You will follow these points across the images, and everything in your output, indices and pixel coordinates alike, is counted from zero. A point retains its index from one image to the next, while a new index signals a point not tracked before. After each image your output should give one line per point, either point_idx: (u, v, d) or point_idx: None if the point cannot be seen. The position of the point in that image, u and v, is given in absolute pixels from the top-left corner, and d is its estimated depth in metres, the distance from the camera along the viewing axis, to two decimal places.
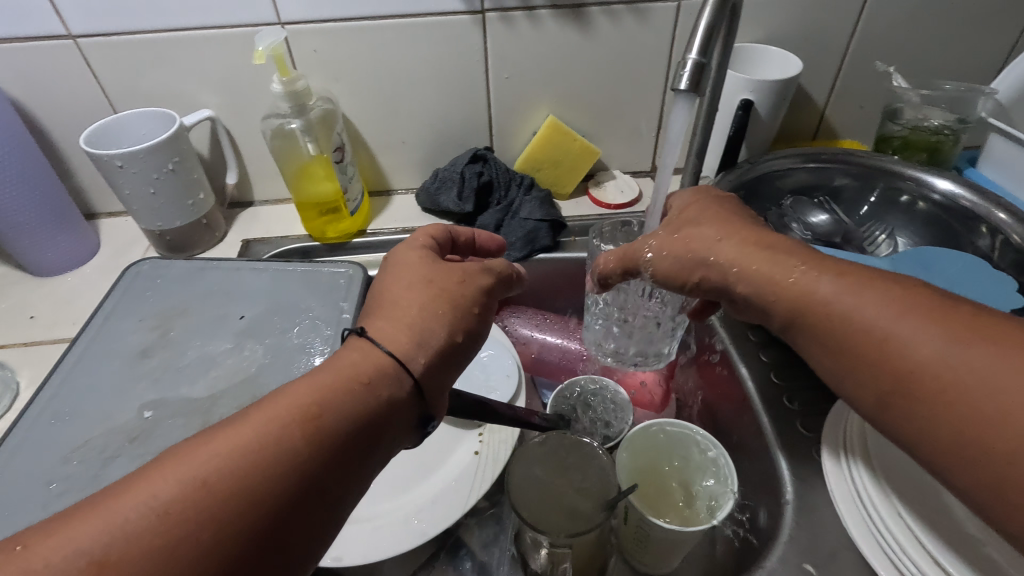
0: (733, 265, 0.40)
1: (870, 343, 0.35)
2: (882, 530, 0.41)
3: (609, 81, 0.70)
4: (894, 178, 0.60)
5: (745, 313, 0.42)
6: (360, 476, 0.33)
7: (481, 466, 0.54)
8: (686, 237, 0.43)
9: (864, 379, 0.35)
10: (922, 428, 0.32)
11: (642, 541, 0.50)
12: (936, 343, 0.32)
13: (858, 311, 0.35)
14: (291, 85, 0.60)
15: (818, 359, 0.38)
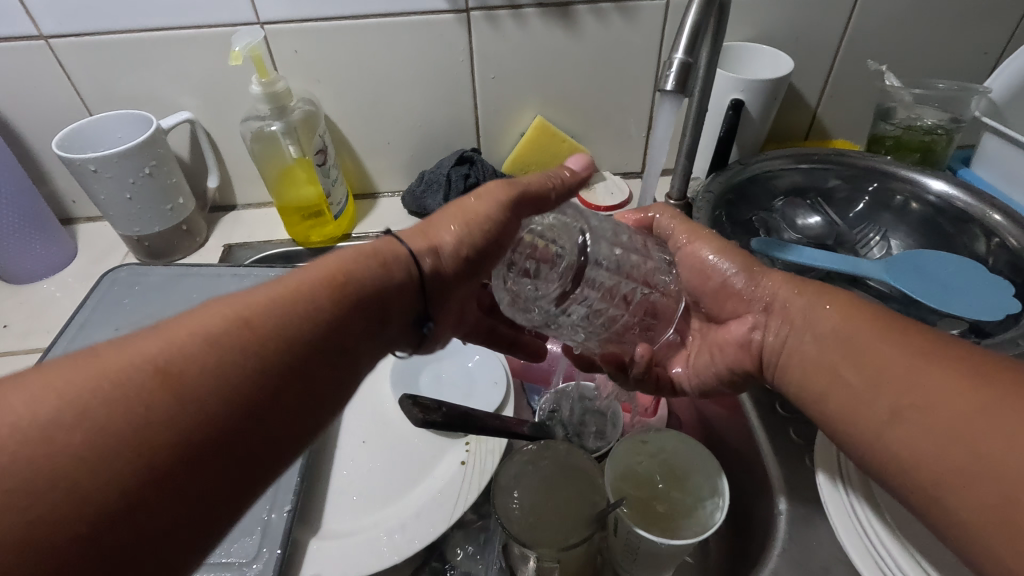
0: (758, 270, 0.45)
1: (890, 364, 0.35)
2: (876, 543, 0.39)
3: (597, 81, 0.69)
4: (888, 180, 0.58)
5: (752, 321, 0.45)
6: (371, 349, 0.34)
7: (467, 477, 0.53)
8: (697, 241, 0.48)
9: (877, 396, 0.34)
10: (904, 454, 0.32)
11: (631, 554, 0.48)
12: (928, 372, 0.32)
13: (867, 339, 0.36)
14: (269, 86, 0.59)
15: (817, 384, 0.38)
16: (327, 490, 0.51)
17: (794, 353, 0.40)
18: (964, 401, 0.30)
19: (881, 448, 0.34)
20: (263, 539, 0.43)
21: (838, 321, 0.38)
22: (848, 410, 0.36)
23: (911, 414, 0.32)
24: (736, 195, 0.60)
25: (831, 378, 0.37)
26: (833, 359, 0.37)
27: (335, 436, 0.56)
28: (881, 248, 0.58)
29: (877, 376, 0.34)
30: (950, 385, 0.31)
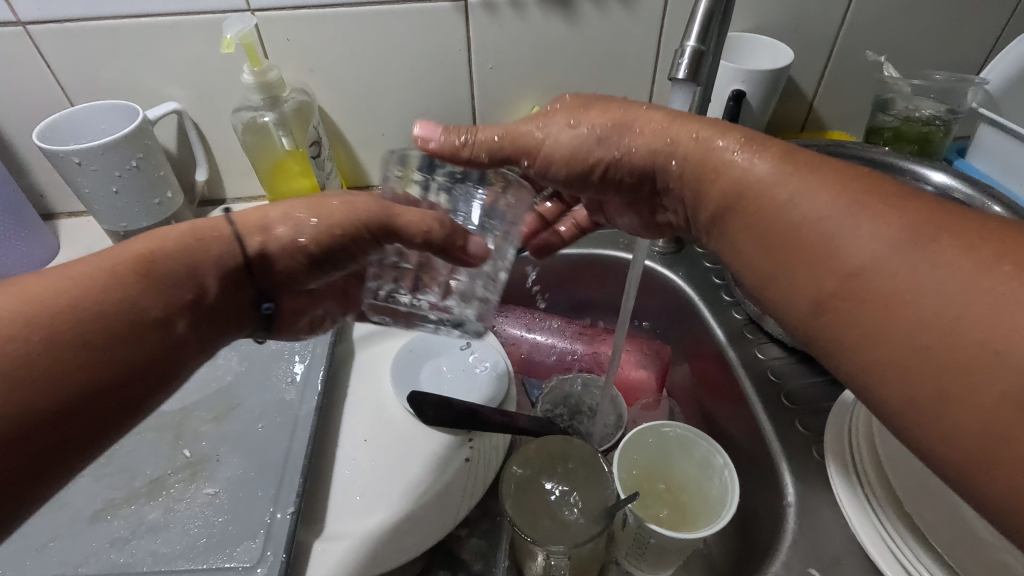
0: (667, 146, 0.38)
1: (807, 239, 0.31)
2: (894, 538, 0.40)
3: (596, 72, 0.68)
4: (890, 172, 0.58)
5: (671, 194, 0.40)
6: (205, 333, 0.38)
7: (472, 472, 0.53)
8: (631, 116, 0.40)
9: (800, 278, 0.31)
10: (839, 339, 0.30)
11: (640, 547, 0.48)
12: (854, 231, 0.29)
13: (792, 204, 0.32)
14: (262, 75, 0.57)
15: (750, 276, 0.35)
16: (329, 490, 0.50)
17: (716, 238, 0.38)
18: (899, 277, 0.28)
19: (818, 339, 0.31)
20: (268, 541, 0.42)
21: (757, 180, 0.34)
22: (779, 294, 0.33)
23: (836, 300, 0.30)
24: None
25: (756, 266, 0.34)
26: (749, 235, 0.34)
27: (335, 434, 0.55)
28: None
29: (802, 256, 0.31)
30: (875, 249, 0.29)
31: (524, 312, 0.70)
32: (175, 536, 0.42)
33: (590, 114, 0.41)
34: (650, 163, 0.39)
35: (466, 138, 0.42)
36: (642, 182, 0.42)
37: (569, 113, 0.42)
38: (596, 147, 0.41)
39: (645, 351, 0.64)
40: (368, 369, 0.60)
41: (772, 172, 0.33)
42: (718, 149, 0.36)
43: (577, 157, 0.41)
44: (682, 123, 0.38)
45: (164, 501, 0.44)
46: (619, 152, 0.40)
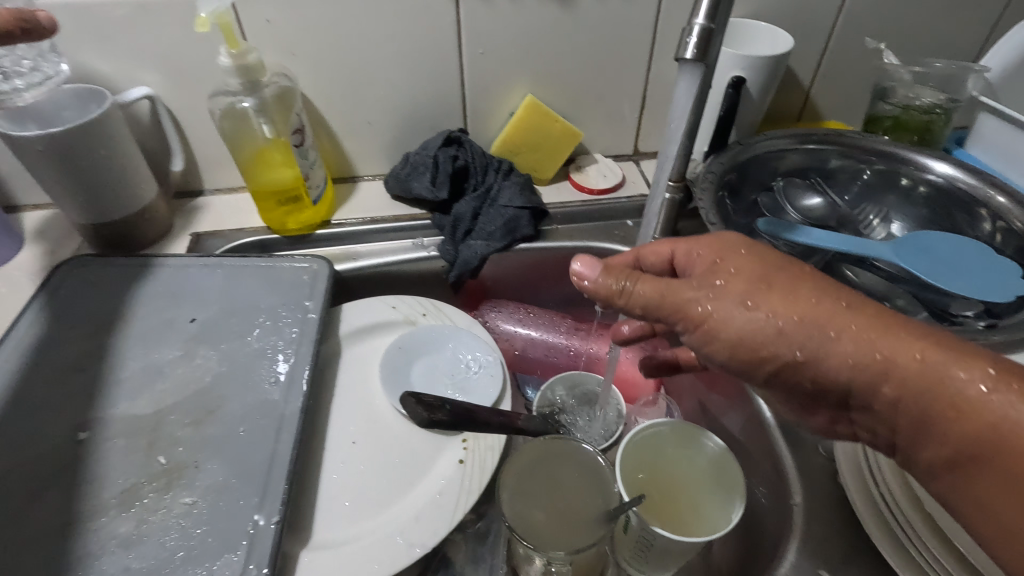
0: (838, 329, 0.34)
1: (951, 407, 0.31)
2: (909, 533, 0.39)
3: (591, 58, 0.66)
4: (893, 162, 0.57)
5: (857, 417, 0.36)
6: None
7: (467, 477, 0.50)
8: (768, 289, 0.36)
9: (939, 444, 0.32)
10: (981, 503, 0.31)
11: (642, 552, 0.46)
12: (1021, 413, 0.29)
13: (937, 374, 0.31)
14: (240, 58, 0.53)
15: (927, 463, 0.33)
16: (316, 496, 0.48)
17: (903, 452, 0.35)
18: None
19: (959, 502, 0.32)
20: (250, 553, 0.39)
21: (923, 383, 0.32)
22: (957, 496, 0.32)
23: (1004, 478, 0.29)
24: (738, 175, 0.58)
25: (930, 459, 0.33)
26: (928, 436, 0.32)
27: (321, 437, 0.52)
28: (882, 230, 0.57)
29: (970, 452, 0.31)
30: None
31: (517, 307, 0.67)
32: (149, 550, 0.39)
33: (774, 300, 0.35)
34: (842, 370, 0.34)
35: (626, 284, 0.39)
36: (816, 394, 0.36)
37: (746, 287, 0.36)
38: (771, 338, 0.35)
39: (643, 347, 0.63)
40: (356, 368, 0.58)
41: (891, 350, 0.33)
42: (901, 357, 0.32)
43: (744, 344, 0.36)
44: (867, 329, 0.33)
45: (137, 512, 0.41)
46: (808, 352, 0.34)
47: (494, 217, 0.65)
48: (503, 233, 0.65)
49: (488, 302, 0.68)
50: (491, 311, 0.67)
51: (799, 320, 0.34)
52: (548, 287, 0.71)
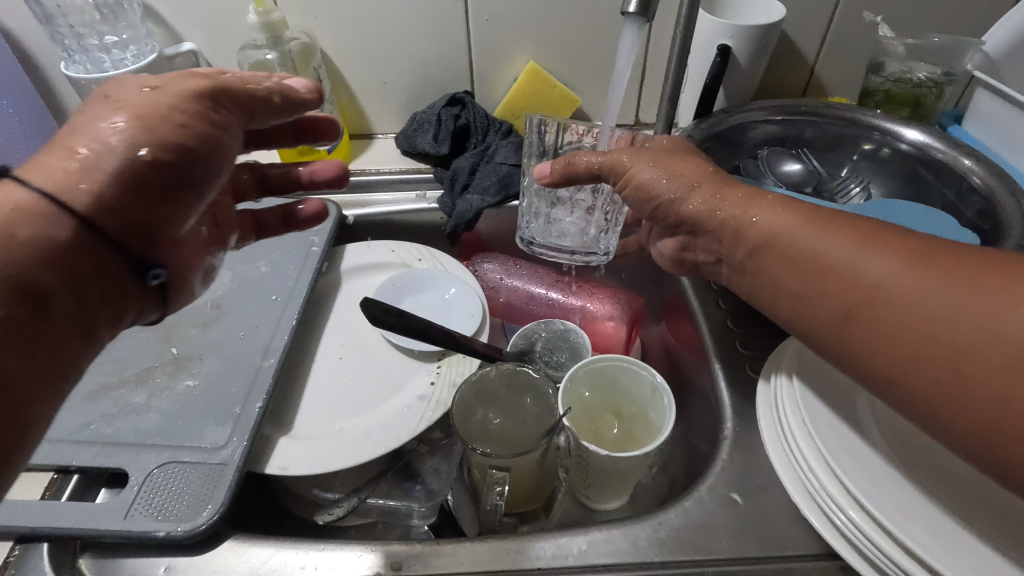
0: (711, 204, 0.41)
1: (815, 265, 0.35)
2: (795, 453, 0.39)
3: (591, 27, 0.69)
4: (862, 130, 0.60)
5: (705, 248, 0.44)
6: None
7: (435, 396, 0.56)
8: (657, 158, 0.44)
9: (824, 298, 0.35)
10: (863, 346, 0.33)
11: (585, 475, 0.51)
12: (871, 262, 0.33)
13: (812, 242, 0.36)
14: (265, 15, 0.61)
15: (757, 284, 0.40)
16: (301, 396, 0.55)
17: (747, 275, 0.41)
18: (901, 287, 0.32)
19: (841, 346, 0.35)
20: (235, 428, 0.47)
21: (770, 227, 0.38)
22: (802, 309, 0.37)
23: (862, 312, 0.33)
24: (718, 141, 0.61)
25: (778, 285, 0.38)
26: (783, 265, 0.37)
27: (313, 353, 0.59)
28: (861, 196, 0.59)
29: (820, 281, 0.35)
30: (894, 274, 0.32)
31: (506, 260, 0.73)
32: (157, 417, 0.47)
33: (669, 160, 0.44)
34: (698, 208, 0.42)
35: (596, 160, 0.46)
36: (681, 229, 0.45)
37: (652, 156, 0.45)
38: (661, 187, 0.44)
39: (618, 303, 0.67)
40: (351, 299, 0.65)
41: (812, 229, 0.36)
42: (743, 213, 0.40)
43: (649, 192, 0.45)
44: (748, 197, 0.40)
45: (149, 388, 0.50)
46: (677, 196, 0.43)
47: (490, 173, 0.70)
48: (498, 188, 0.70)
49: (480, 255, 0.74)
50: (482, 263, 0.72)
51: (713, 192, 0.42)
52: None
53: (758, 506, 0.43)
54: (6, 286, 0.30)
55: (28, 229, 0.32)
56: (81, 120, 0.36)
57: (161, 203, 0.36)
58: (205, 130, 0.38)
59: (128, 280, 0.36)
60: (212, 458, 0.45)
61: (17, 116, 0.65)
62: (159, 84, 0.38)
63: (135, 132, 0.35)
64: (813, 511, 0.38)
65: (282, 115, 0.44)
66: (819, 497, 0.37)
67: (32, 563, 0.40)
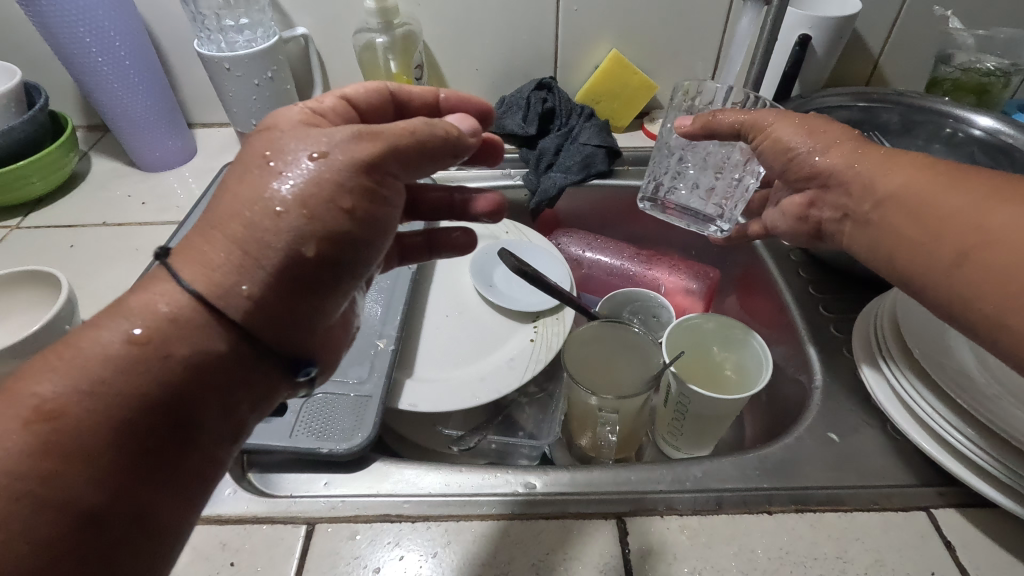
0: (840, 160, 0.45)
1: (933, 215, 0.38)
2: (910, 393, 0.42)
3: (672, 19, 0.75)
4: (938, 117, 0.64)
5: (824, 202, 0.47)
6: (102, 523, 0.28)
7: (536, 350, 0.61)
8: (803, 119, 0.47)
9: (941, 244, 0.37)
10: (973, 288, 0.35)
11: (679, 423, 0.56)
12: (993, 214, 0.35)
13: (932, 197, 0.39)
14: (381, 2, 0.66)
15: (876, 236, 0.42)
16: (416, 347, 0.60)
17: (870, 228, 0.43)
18: (1018, 230, 0.34)
19: (947, 288, 0.37)
20: (373, 366, 0.52)
21: (898, 182, 0.41)
22: (916, 256, 0.39)
23: (975, 253, 0.36)
24: None
25: (896, 234, 0.41)
26: (900, 215, 0.40)
27: (421, 311, 0.64)
28: None
29: (936, 230, 0.38)
30: (1017, 224, 0.34)
31: (586, 235, 0.78)
32: None
33: (811, 121, 0.47)
34: (832, 160, 0.45)
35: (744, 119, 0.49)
36: (811, 183, 0.47)
37: (790, 118, 0.48)
38: (799, 142, 0.47)
39: (696, 275, 0.72)
40: (450, 264, 0.70)
41: (941, 182, 0.39)
42: (876, 168, 0.43)
43: (783, 150, 0.48)
44: (884, 156, 0.43)
45: None
46: (814, 149, 0.46)
47: (574, 153, 0.75)
48: (580, 167, 0.75)
49: (561, 230, 0.79)
50: (564, 237, 0.78)
51: (845, 151, 0.45)
52: (616, 224, 0.80)
53: (854, 443, 0.47)
54: (170, 384, 0.30)
55: (188, 347, 0.31)
56: (238, 195, 0.33)
57: (310, 298, 0.34)
58: (363, 209, 0.34)
59: (270, 371, 0.35)
60: (358, 390, 0.50)
61: (144, 92, 0.71)
62: (327, 151, 0.33)
63: (300, 223, 0.32)
64: (928, 444, 0.41)
65: (443, 157, 0.38)
66: (933, 420, 0.41)
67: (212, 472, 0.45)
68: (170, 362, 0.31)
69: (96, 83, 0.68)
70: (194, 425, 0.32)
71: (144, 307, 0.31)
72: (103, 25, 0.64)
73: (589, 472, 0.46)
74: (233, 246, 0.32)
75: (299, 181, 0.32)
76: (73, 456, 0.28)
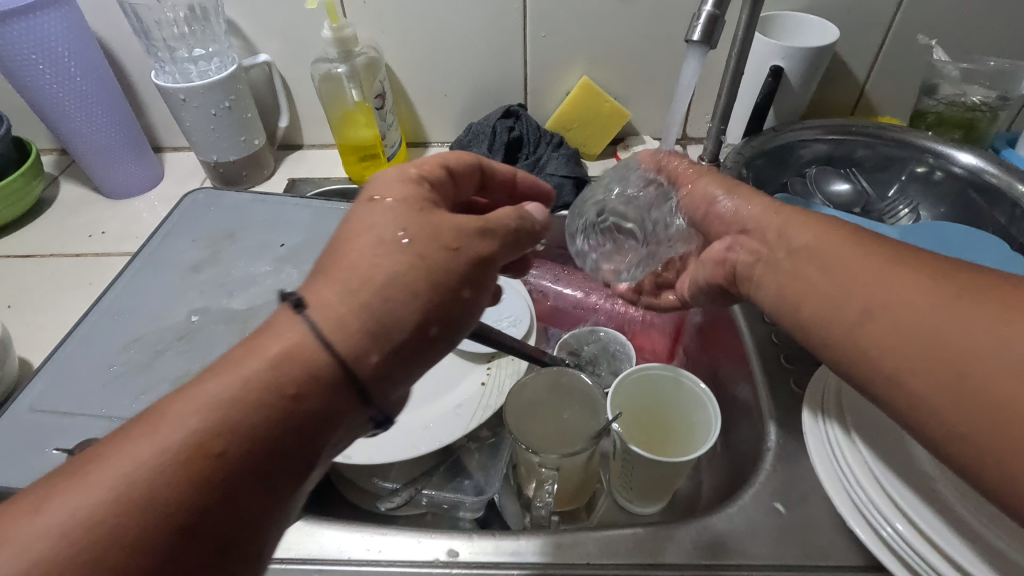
0: (759, 218, 0.44)
1: (844, 274, 0.37)
2: (846, 473, 0.40)
3: (644, 44, 0.72)
4: (918, 154, 0.60)
5: (742, 250, 0.45)
6: (221, 524, 0.27)
7: (485, 396, 0.59)
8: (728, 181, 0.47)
9: (847, 303, 0.36)
10: (879, 349, 0.34)
11: (627, 477, 0.54)
12: (902, 281, 0.34)
13: (848, 258, 0.37)
14: (338, 32, 0.65)
15: (786, 287, 0.40)
16: None
17: (781, 277, 0.41)
18: (923, 298, 0.33)
19: (852, 347, 0.36)
20: None
21: (808, 238, 0.40)
22: (822, 312, 0.38)
23: (881, 313, 0.34)
24: (770, 157, 0.63)
25: (806, 289, 0.39)
26: (814, 272, 0.39)
27: None
28: (909, 218, 0.61)
29: (845, 289, 0.37)
30: (920, 290, 0.33)
31: (553, 268, 0.76)
32: None
33: (738, 186, 0.47)
34: (759, 216, 0.44)
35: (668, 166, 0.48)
36: (731, 228, 0.46)
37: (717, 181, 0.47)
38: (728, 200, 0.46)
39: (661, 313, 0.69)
40: None
41: (849, 246, 0.38)
42: (787, 223, 0.42)
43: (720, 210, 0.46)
44: (803, 217, 0.42)
45: None
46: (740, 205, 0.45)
47: None
48: None
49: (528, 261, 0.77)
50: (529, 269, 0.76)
51: (774, 208, 0.43)
52: None
53: (801, 515, 0.45)
54: (288, 414, 0.29)
55: (319, 376, 0.30)
56: (362, 239, 0.34)
57: (407, 360, 0.33)
58: (471, 294, 0.35)
59: (367, 426, 0.33)
60: None
61: (105, 119, 0.70)
62: (458, 243, 0.34)
63: (423, 289, 0.33)
64: (857, 521, 0.39)
65: (524, 246, 0.40)
66: (865, 507, 0.38)
67: None
68: (306, 397, 0.30)
69: (56, 111, 0.68)
70: (301, 468, 0.30)
71: (289, 323, 0.31)
72: (58, 53, 0.64)
73: (516, 540, 0.44)
74: (366, 299, 0.32)
75: (421, 234, 0.34)
76: (207, 452, 0.28)
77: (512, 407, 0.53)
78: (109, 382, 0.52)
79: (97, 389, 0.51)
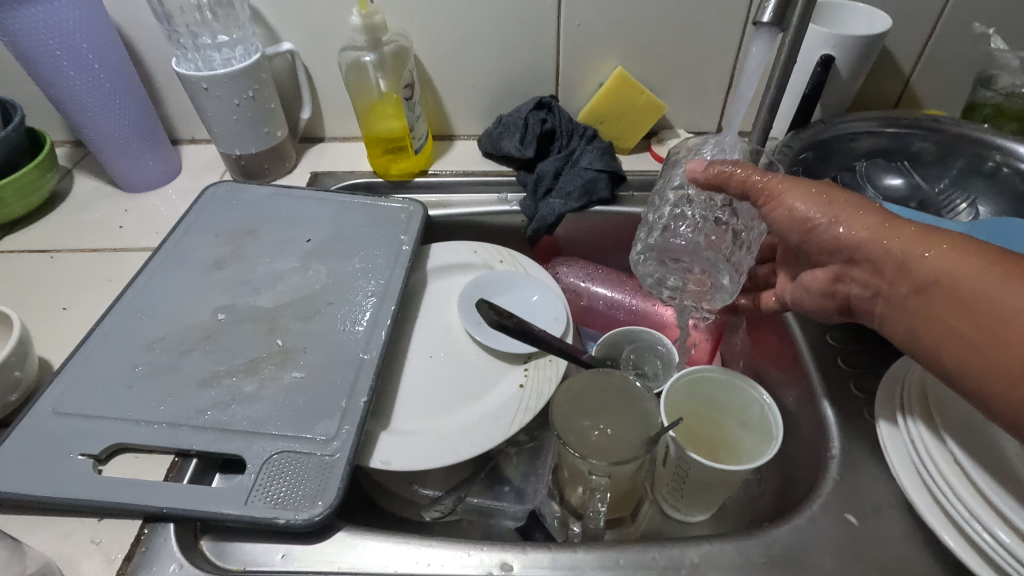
0: (863, 237, 0.40)
1: (989, 317, 0.34)
2: (941, 487, 0.38)
3: (683, 34, 0.69)
4: (979, 147, 0.58)
5: (858, 279, 0.42)
6: None
7: (525, 399, 0.56)
8: (817, 192, 0.43)
9: (1000, 352, 0.33)
10: None
11: (678, 486, 0.51)
12: None
13: (988, 293, 0.34)
14: (368, 18, 0.62)
15: (920, 323, 0.38)
16: (396, 393, 0.56)
17: (909, 314, 0.39)
18: None
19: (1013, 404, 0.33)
20: (343, 420, 0.47)
21: (946, 266, 0.36)
22: (969, 360, 0.35)
23: None
24: (820, 150, 0.61)
25: (944, 328, 0.36)
26: (950, 307, 0.36)
27: (404, 351, 0.60)
28: (968, 213, 0.58)
29: (996, 334, 0.33)
30: None
31: (586, 265, 0.73)
32: (265, 406, 0.48)
33: (826, 194, 0.43)
34: (865, 238, 0.40)
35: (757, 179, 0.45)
36: (836, 257, 0.43)
37: (804, 193, 0.43)
38: (819, 215, 0.42)
39: None
40: (439, 298, 0.66)
41: (998, 279, 0.34)
42: (913, 248, 0.38)
43: (812, 228, 0.43)
44: (918, 232, 0.38)
45: (258, 378, 0.50)
46: (835, 221, 0.42)
47: (575, 177, 0.70)
48: (580, 194, 0.70)
49: (559, 259, 0.74)
50: (561, 267, 0.73)
51: (882, 224, 0.40)
52: (618, 251, 0.75)
53: (874, 528, 0.42)
54: None
55: None
56: None
57: None
58: None
59: None
60: (324, 449, 0.45)
61: (122, 110, 0.67)
62: None
63: None
64: (958, 538, 0.37)
65: None
66: (967, 523, 0.36)
67: (160, 543, 0.42)
68: None
69: (72, 102, 0.65)
70: None
71: None
72: (75, 40, 0.61)
73: (573, 553, 0.41)
74: None
75: None
76: None
77: (558, 411, 0.50)
78: (132, 384, 0.49)
79: (120, 391, 0.48)
